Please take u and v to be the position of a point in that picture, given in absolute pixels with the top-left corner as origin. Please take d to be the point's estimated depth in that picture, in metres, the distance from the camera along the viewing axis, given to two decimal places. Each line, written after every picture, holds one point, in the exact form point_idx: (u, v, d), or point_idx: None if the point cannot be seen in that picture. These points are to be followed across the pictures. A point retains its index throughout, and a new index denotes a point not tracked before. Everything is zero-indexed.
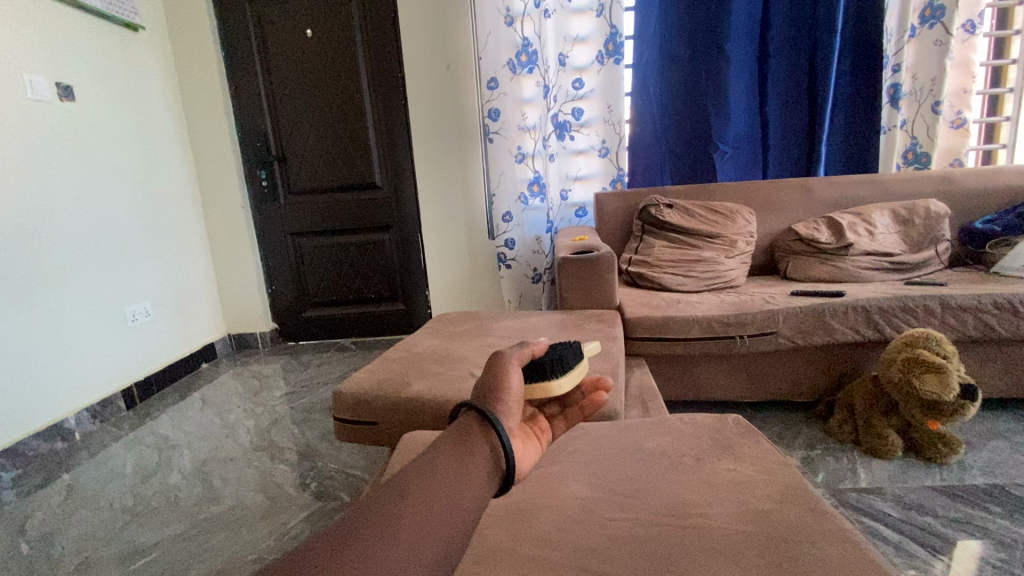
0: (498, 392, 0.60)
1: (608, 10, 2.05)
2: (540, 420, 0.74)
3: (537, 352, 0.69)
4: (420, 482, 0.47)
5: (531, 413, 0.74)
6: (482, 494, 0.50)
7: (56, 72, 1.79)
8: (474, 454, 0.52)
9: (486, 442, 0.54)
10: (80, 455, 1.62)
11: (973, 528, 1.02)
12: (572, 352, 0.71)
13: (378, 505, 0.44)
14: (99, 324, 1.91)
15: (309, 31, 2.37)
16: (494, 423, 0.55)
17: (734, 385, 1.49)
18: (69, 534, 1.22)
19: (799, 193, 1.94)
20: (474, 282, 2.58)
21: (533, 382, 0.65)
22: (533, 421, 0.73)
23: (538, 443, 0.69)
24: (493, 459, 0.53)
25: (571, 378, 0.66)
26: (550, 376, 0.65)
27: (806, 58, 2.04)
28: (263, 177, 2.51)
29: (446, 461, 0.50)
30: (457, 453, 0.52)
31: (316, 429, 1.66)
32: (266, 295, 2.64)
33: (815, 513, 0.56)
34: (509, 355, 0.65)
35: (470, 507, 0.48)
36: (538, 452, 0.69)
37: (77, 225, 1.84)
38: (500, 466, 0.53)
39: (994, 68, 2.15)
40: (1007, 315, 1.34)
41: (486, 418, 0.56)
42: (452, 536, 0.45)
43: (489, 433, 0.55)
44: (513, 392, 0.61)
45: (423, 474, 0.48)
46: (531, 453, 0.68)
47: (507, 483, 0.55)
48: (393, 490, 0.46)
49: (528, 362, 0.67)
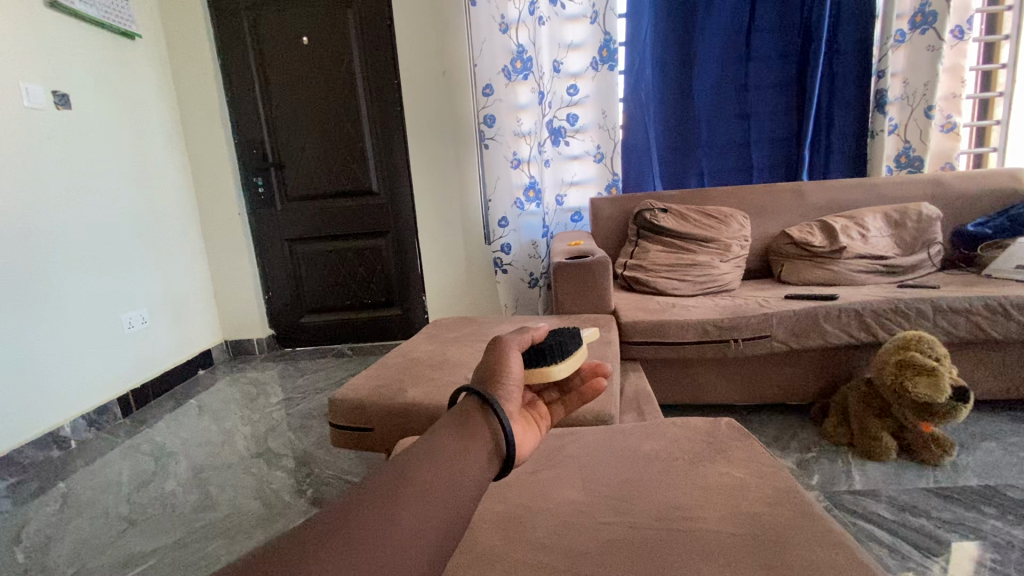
0: (498, 375, 0.59)
1: (601, 17, 2.07)
2: (538, 407, 0.65)
3: (538, 337, 0.68)
4: (420, 463, 0.47)
5: (528, 399, 0.66)
6: (483, 478, 0.50)
7: (54, 81, 1.80)
8: (475, 437, 0.51)
9: (486, 425, 0.53)
10: (76, 463, 1.62)
11: (966, 529, 1.03)
12: (571, 338, 0.70)
13: (378, 486, 0.44)
14: (95, 331, 1.91)
15: (305, 39, 2.38)
16: (493, 406, 0.55)
17: (729, 389, 1.49)
18: (64, 543, 1.21)
19: (792, 197, 1.96)
20: (471, 287, 2.59)
21: (533, 368, 0.64)
22: (531, 406, 0.65)
23: (539, 428, 0.61)
24: (493, 443, 0.52)
25: (570, 364, 0.66)
26: (550, 361, 0.64)
27: (797, 64, 2.07)
28: (260, 184, 2.52)
29: (447, 443, 0.50)
30: (458, 435, 0.51)
31: (313, 435, 1.66)
32: (263, 301, 2.64)
33: (806, 514, 0.57)
34: (509, 339, 0.64)
35: (470, 490, 0.48)
36: (540, 438, 0.60)
37: (74, 233, 1.84)
38: (499, 450, 0.53)
39: (983, 73, 2.19)
40: (999, 318, 1.35)
41: (486, 400, 0.55)
42: (452, 518, 0.45)
43: (488, 417, 0.54)
44: (513, 376, 0.60)
45: (424, 455, 0.48)
46: (532, 438, 0.59)
47: (506, 470, 0.54)
48: (394, 470, 0.46)
49: (529, 347, 0.67)
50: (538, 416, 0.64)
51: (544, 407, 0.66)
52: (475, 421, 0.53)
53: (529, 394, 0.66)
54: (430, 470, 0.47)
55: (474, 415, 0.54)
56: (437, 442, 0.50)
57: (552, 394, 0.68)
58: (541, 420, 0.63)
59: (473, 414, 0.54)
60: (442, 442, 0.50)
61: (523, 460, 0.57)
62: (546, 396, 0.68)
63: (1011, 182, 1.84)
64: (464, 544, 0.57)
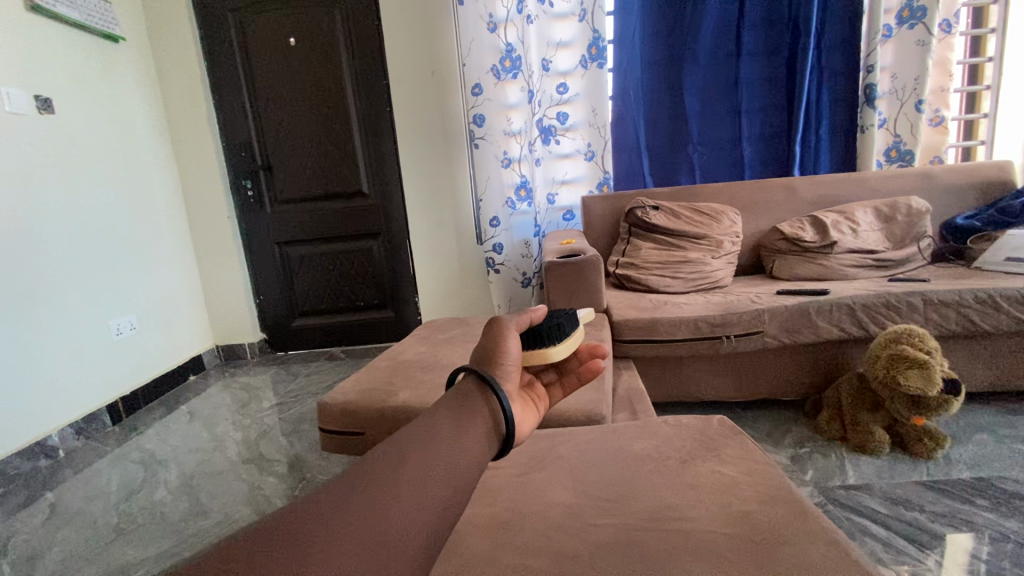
0: (497, 356, 0.61)
1: (590, 14, 2.06)
2: (536, 388, 0.67)
3: (536, 318, 0.70)
4: (419, 445, 0.48)
5: (527, 379, 0.68)
6: (482, 459, 0.50)
7: (36, 85, 1.77)
8: (474, 414, 0.53)
9: (485, 403, 0.54)
10: (65, 472, 1.59)
11: (959, 522, 1.03)
12: (568, 320, 0.72)
13: (378, 463, 0.45)
14: (82, 339, 1.88)
15: (292, 40, 2.36)
16: (494, 386, 0.56)
17: (723, 386, 1.49)
18: (52, 554, 1.19)
19: (782, 192, 1.96)
20: (465, 289, 2.57)
21: (532, 349, 0.65)
22: (530, 387, 0.67)
23: (537, 409, 0.62)
24: (492, 421, 0.53)
25: (568, 346, 0.67)
26: (548, 343, 0.66)
27: (785, 60, 2.07)
28: (248, 186, 2.49)
29: (446, 423, 0.51)
30: (458, 415, 0.52)
31: (304, 440, 1.64)
32: (254, 305, 2.62)
33: (798, 513, 0.56)
34: (507, 319, 0.65)
35: (471, 468, 0.49)
36: (538, 419, 0.61)
37: (58, 239, 1.81)
38: (499, 430, 0.54)
39: (970, 67, 2.20)
40: (989, 310, 1.35)
41: (486, 381, 0.56)
42: (452, 495, 0.46)
43: (488, 396, 0.55)
44: (511, 356, 0.62)
45: (423, 438, 0.49)
46: (530, 419, 0.61)
47: (506, 450, 0.55)
48: (392, 453, 0.47)
49: (527, 329, 0.68)
50: (537, 397, 0.65)
51: (543, 389, 0.68)
52: (474, 400, 0.54)
53: (527, 375, 0.68)
54: (429, 454, 0.47)
55: (473, 394, 0.55)
56: (436, 426, 0.50)
57: (550, 376, 0.71)
58: (540, 401, 0.65)
59: (472, 393, 0.55)
60: (441, 425, 0.50)
61: (521, 440, 0.59)
62: (544, 377, 0.70)
63: (998, 174, 1.85)
64: (450, 549, 0.56)
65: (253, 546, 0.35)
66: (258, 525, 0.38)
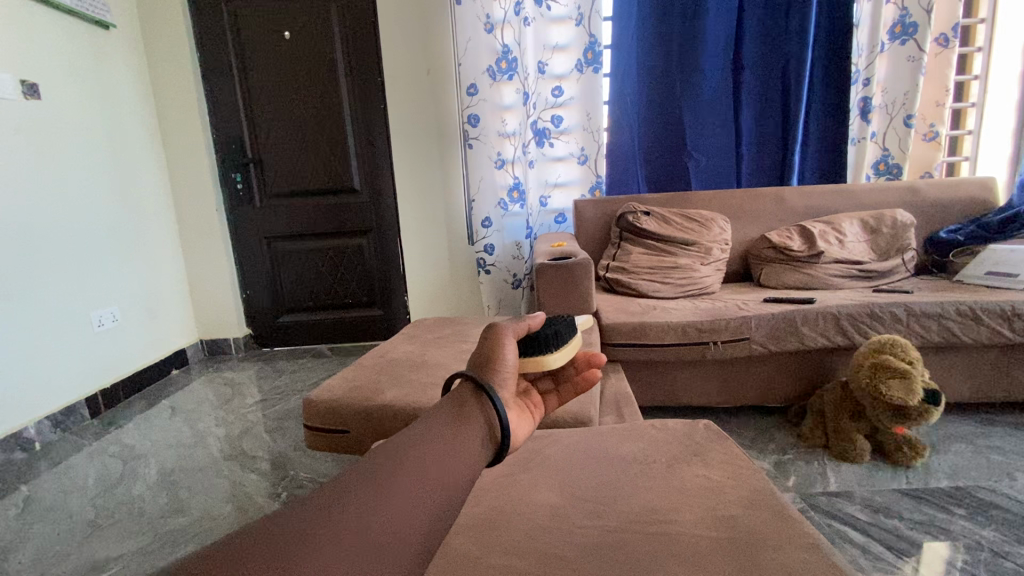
0: (494, 363, 0.61)
1: (587, 19, 2.08)
2: (532, 396, 0.68)
3: (534, 325, 0.70)
4: (415, 449, 0.48)
5: (523, 387, 0.68)
6: (479, 462, 0.51)
7: (23, 70, 1.74)
8: (471, 420, 0.53)
9: (481, 411, 0.54)
10: (41, 465, 1.56)
11: (936, 530, 1.05)
12: (566, 327, 0.72)
13: (376, 464, 0.45)
14: (61, 330, 1.84)
15: (287, 34, 2.34)
16: (490, 393, 0.56)
17: (709, 391, 1.50)
18: (26, 548, 1.17)
19: (772, 202, 1.99)
20: (454, 289, 2.56)
21: (530, 356, 0.66)
22: (526, 395, 0.67)
23: (532, 417, 0.63)
24: (489, 429, 0.54)
25: (565, 353, 0.68)
26: (545, 350, 0.66)
27: (779, 71, 2.09)
28: (238, 178, 2.46)
29: (444, 428, 0.51)
30: (455, 420, 0.52)
31: (288, 438, 1.62)
32: (240, 300, 2.59)
33: (781, 517, 0.57)
34: (505, 326, 0.66)
35: (468, 472, 0.49)
36: (533, 427, 0.62)
37: (45, 230, 1.79)
38: (494, 436, 0.54)
39: (957, 84, 2.27)
40: (970, 322, 1.38)
41: (482, 388, 0.57)
42: (448, 499, 0.46)
43: (483, 402, 0.55)
44: (508, 364, 0.62)
45: (418, 442, 0.49)
46: (524, 426, 0.61)
47: (501, 456, 0.55)
48: (390, 455, 0.47)
49: (525, 336, 0.68)
50: (531, 405, 0.66)
51: (538, 397, 0.68)
52: (471, 406, 0.55)
53: (523, 382, 0.69)
54: (426, 455, 0.47)
55: (470, 402, 0.55)
56: (434, 428, 0.51)
57: (546, 383, 0.71)
58: (535, 409, 0.66)
59: (469, 399, 0.55)
60: (438, 429, 0.50)
61: (515, 447, 0.59)
62: (541, 385, 0.71)
63: (981, 191, 1.89)
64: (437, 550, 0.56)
65: (251, 544, 0.35)
66: (257, 522, 0.37)
